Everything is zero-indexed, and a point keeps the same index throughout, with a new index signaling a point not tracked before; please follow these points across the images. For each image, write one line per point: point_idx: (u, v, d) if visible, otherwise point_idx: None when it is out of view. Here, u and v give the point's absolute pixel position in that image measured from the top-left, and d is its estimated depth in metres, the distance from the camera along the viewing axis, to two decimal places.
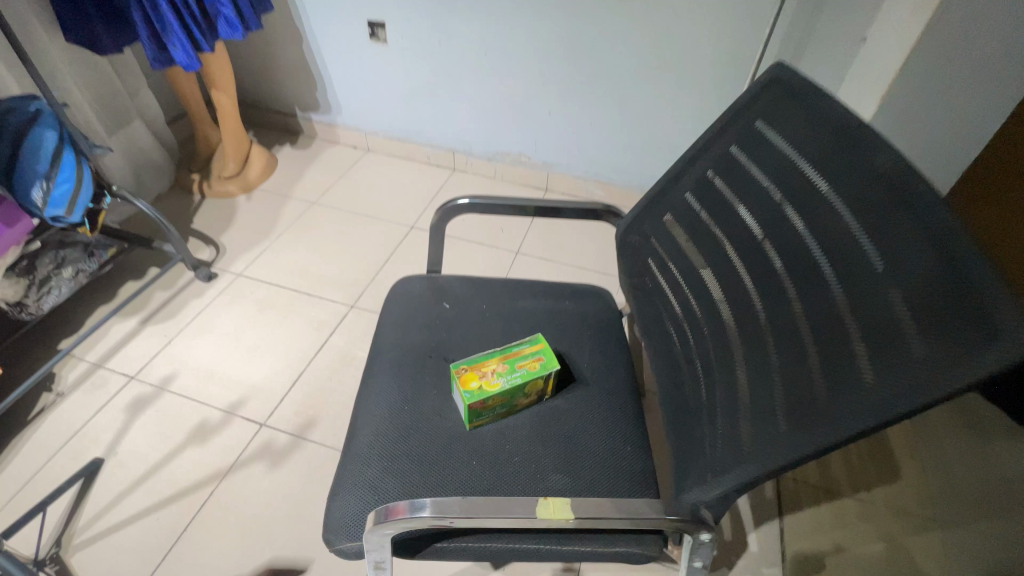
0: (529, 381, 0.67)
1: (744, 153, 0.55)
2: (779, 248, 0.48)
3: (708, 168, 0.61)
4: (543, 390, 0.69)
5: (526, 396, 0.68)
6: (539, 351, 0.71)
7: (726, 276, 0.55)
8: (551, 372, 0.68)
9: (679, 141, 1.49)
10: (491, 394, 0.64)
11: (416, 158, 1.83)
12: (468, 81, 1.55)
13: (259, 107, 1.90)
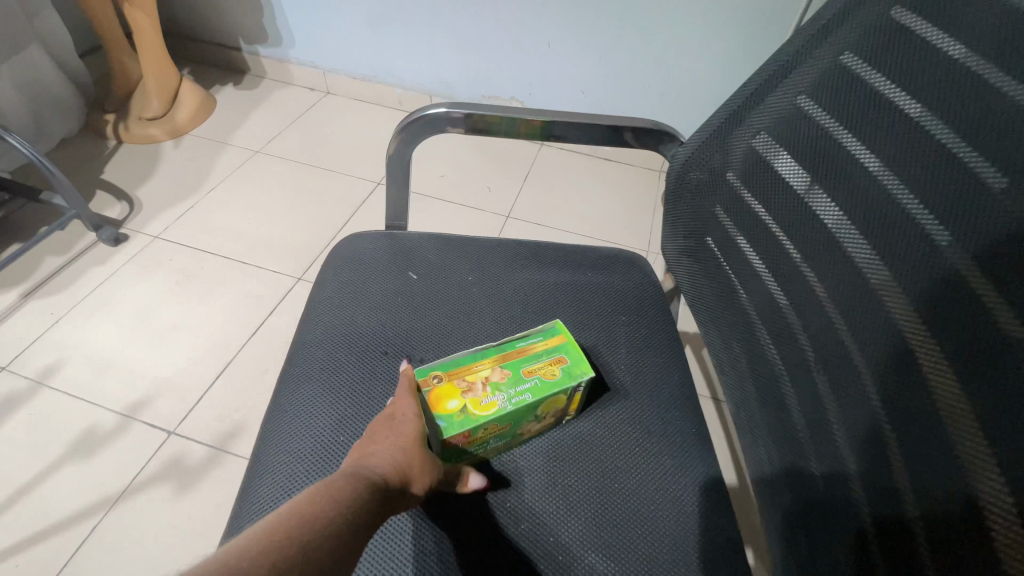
0: (545, 398, 0.43)
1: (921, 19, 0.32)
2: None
3: (840, 58, 0.37)
4: (564, 410, 0.45)
5: (538, 421, 0.45)
6: (556, 349, 0.48)
7: (876, 207, 0.34)
8: (579, 385, 0.44)
9: (704, 86, 1.24)
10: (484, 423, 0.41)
11: (386, 104, 1.54)
12: (449, 3, 1.26)
13: (194, 38, 1.56)
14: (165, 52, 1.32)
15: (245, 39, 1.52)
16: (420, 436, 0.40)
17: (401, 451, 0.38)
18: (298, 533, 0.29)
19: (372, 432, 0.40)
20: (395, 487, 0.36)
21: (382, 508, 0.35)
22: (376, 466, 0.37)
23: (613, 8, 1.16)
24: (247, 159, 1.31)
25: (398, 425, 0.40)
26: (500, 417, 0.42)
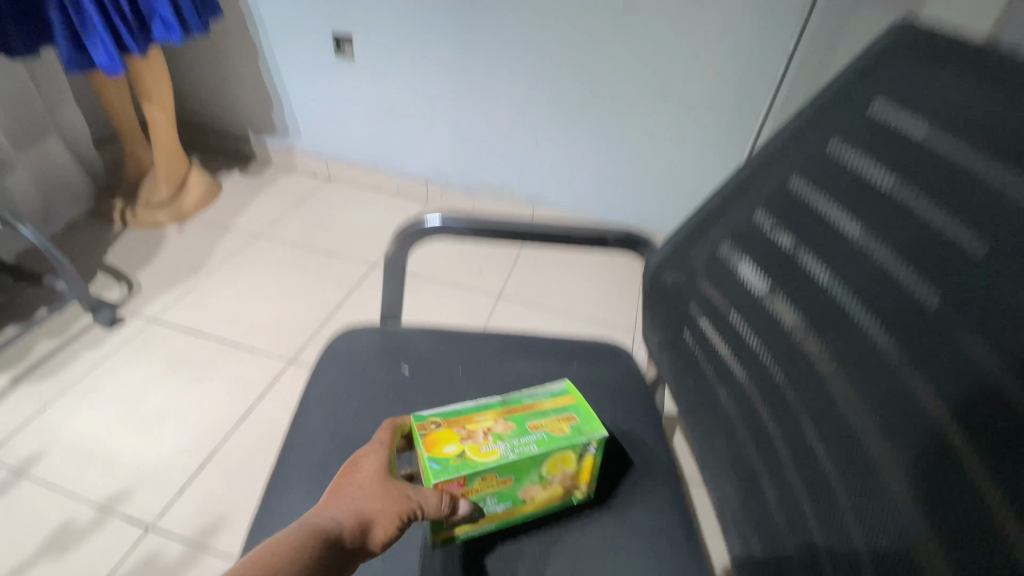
0: (557, 452, 0.45)
1: (852, 152, 0.38)
2: (947, 287, 0.30)
3: (788, 177, 0.43)
4: (572, 480, 0.46)
5: (542, 486, 0.46)
6: (577, 409, 0.50)
7: (828, 312, 0.38)
8: (593, 448, 0.46)
9: (682, 176, 1.32)
10: (475, 461, 0.43)
11: (384, 190, 1.62)
12: (446, 103, 1.38)
13: (206, 130, 1.67)
14: (177, 144, 1.40)
15: (254, 131, 1.63)
16: (379, 472, 0.42)
17: (359, 492, 0.40)
18: None
19: (335, 481, 0.41)
20: (352, 530, 0.37)
21: (337, 552, 0.35)
22: (336, 510, 0.38)
23: (594, 107, 1.28)
24: (246, 245, 1.35)
25: (362, 467, 0.42)
26: (495, 458, 0.43)
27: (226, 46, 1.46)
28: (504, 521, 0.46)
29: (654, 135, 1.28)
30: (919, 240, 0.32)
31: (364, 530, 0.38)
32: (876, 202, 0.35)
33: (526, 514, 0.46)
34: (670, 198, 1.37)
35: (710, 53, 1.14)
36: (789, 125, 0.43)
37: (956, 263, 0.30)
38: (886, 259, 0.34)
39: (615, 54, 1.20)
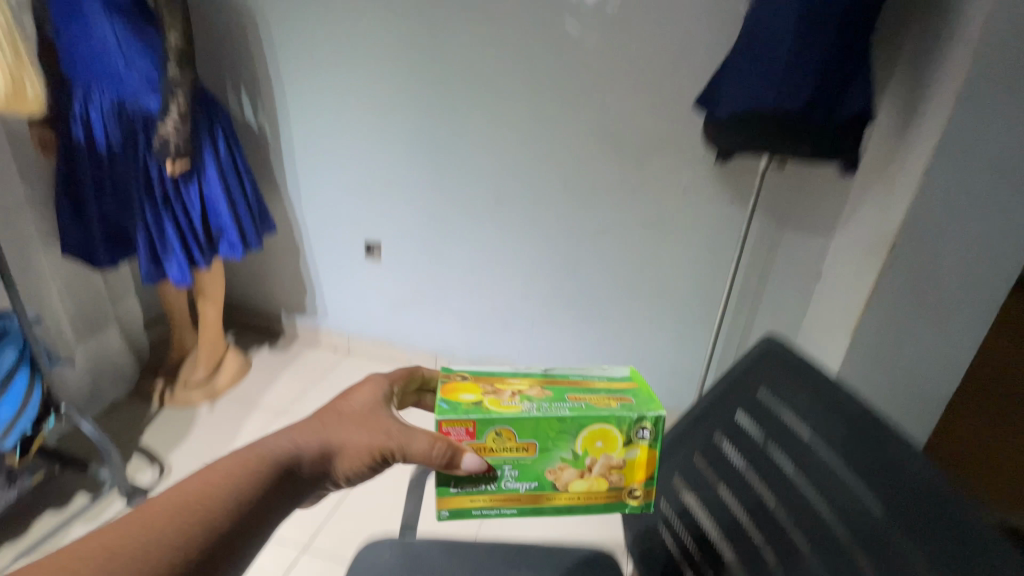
0: (601, 427, 0.56)
1: (754, 425, 0.55)
2: (821, 547, 0.46)
3: (714, 433, 0.59)
4: (616, 472, 0.58)
5: (562, 463, 0.57)
6: (628, 387, 0.61)
7: (750, 551, 0.52)
8: (646, 433, 0.57)
9: (662, 355, 1.51)
10: (493, 419, 0.55)
11: (397, 362, 1.80)
12: (455, 294, 1.63)
13: (243, 309, 1.90)
14: (220, 329, 1.61)
15: (285, 311, 1.86)
16: (357, 411, 0.55)
17: (335, 425, 0.53)
18: (235, 486, 0.45)
19: (321, 411, 0.55)
20: (325, 449, 0.51)
21: (306, 469, 0.50)
22: (337, 426, 0.53)
23: (580, 300, 1.51)
24: (271, 423, 1.50)
25: (347, 403, 0.56)
26: (518, 421, 0.55)
27: (272, 248, 1.76)
28: (529, 501, 0.59)
29: (634, 322, 1.49)
30: (856, 456, 0.45)
31: (350, 451, 0.52)
32: (821, 425, 0.48)
33: (557, 499, 0.59)
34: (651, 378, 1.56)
35: (672, 263, 1.39)
36: (711, 392, 0.61)
37: (839, 489, 0.46)
38: (836, 468, 0.46)
39: (595, 262, 1.45)
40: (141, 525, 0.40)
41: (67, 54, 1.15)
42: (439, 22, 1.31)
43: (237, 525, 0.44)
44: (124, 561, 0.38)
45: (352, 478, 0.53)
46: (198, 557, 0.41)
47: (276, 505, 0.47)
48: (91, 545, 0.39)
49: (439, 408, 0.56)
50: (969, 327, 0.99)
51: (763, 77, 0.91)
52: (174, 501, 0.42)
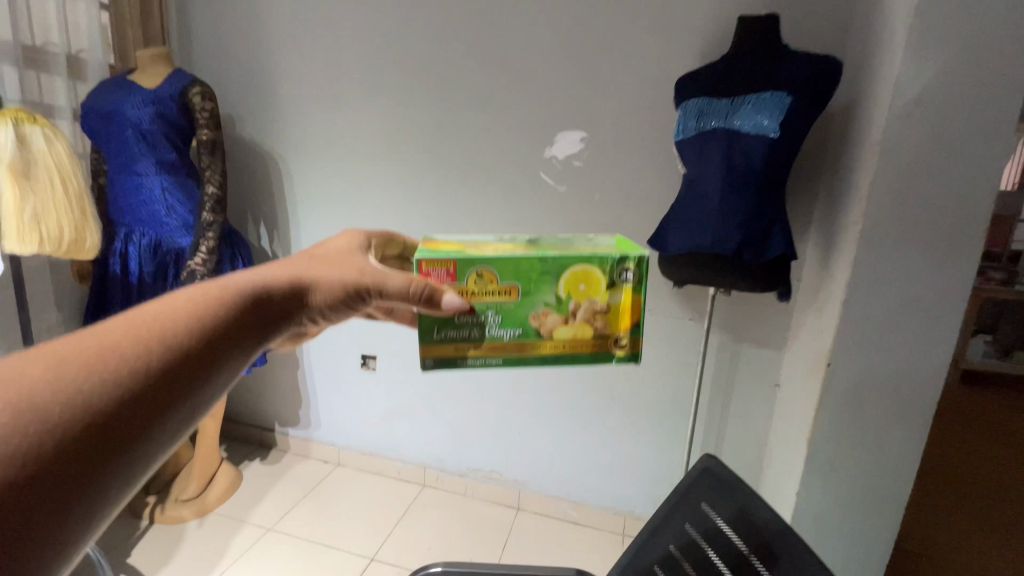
0: (583, 269, 0.59)
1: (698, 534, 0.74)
2: None
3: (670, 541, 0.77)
4: (601, 318, 0.60)
5: (544, 306, 0.60)
6: (612, 246, 0.65)
7: None
8: (630, 276, 0.60)
9: (641, 462, 1.59)
10: (472, 258, 0.58)
11: (387, 473, 1.85)
12: (444, 406, 1.73)
13: (239, 422, 2.01)
14: (216, 445, 1.70)
15: (280, 423, 1.95)
16: (327, 255, 0.59)
17: (306, 263, 0.57)
18: (206, 300, 0.45)
19: (290, 259, 0.58)
20: (299, 278, 0.54)
21: (280, 295, 0.51)
22: (310, 266, 0.56)
23: (561, 410, 1.62)
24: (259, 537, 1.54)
25: (317, 253, 0.60)
26: (499, 262, 0.58)
27: (274, 362, 1.88)
28: (515, 351, 0.60)
29: (611, 431, 1.60)
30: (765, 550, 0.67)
31: (325, 288, 0.55)
32: (735, 520, 0.70)
33: (542, 348, 0.60)
34: (633, 487, 1.63)
35: (643, 376, 1.52)
36: (666, 506, 0.80)
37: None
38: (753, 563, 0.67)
39: (573, 376, 1.58)
40: (117, 332, 0.39)
41: (118, 201, 1.42)
42: (435, 171, 1.55)
43: (219, 337, 0.44)
44: (106, 359, 0.37)
45: (329, 313, 0.55)
46: (182, 357, 0.40)
47: (254, 319, 0.47)
48: (63, 348, 0.37)
49: (417, 253, 0.59)
50: (909, 438, 1.08)
51: (699, 227, 1.11)
52: (145, 313, 0.41)
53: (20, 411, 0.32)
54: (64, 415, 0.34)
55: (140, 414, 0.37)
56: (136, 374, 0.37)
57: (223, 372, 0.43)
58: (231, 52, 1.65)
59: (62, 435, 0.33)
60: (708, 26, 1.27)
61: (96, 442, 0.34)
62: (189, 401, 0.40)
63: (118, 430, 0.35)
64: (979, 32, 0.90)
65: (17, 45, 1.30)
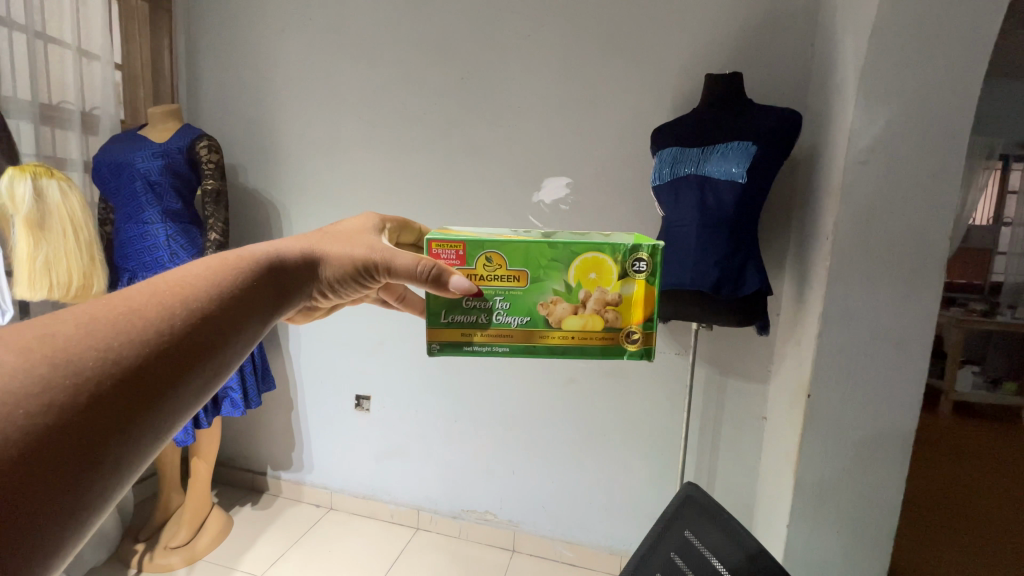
0: (595, 256, 0.63)
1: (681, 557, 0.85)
2: None
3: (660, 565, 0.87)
4: (611, 310, 0.63)
5: (553, 295, 0.64)
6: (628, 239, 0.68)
7: None
8: (643, 267, 0.63)
9: (635, 499, 1.60)
10: (483, 242, 0.63)
11: (379, 516, 1.83)
12: (438, 446, 1.74)
13: (231, 466, 1.99)
14: (208, 490, 1.69)
15: (272, 466, 1.94)
16: (334, 233, 0.67)
17: (314, 239, 0.64)
18: (224, 269, 0.51)
19: (301, 234, 0.65)
20: (308, 252, 0.61)
21: (291, 266, 0.58)
22: (318, 245, 0.63)
23: (554, 447, 1.64)
24: None
25: (326, 230, 0.67)
26: (510, 247, 0.63)
27: (269, 403, 1.89)
28: (522, 338, 0.65)
29: (604, 468, 1.61)
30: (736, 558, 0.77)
31: (331, 266, 0.62)
32: (711, 539, 0.81)
33: (550, 337, 0.65)
34: (628, 525, 1.62)
35: (633, 411, 1.55)
36: (656, 532, 0.91)
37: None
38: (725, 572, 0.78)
39: (564, 412, 1.61)
40: (152, 291, 0.45)
41: (123, 248, 1.47)
42: (429, 215, 1.63)
43: (239, 300, 0.50)
44: (144, 312, 0.42)
45: (335, 284, 0.62)
46: (208, 314, 0.46)
47: (269, 284, 0.54)
48: (105, 303, 0.42)
49: (429, 235, 0.65)
50: (893, 468, 1.10)
51: (680, 267, 1.18)
52: (174, 278, 0.47)
53: (75, 350, 0.37)
54: (114, 354, 0.39)
55: (176, 358, 0.42)
56: (172, 324, 0.43)
57: (244, 329, 0.49)
58: (237, 107, 1.75)
59: (112, 370, 0.38)
60: (681, 81, 1.38)
61: (141, 379, 0.39)
62: (216, 352, 0.45)
63: (159, 369, 0.40)
64: (920, 87, 0.99)
65: (37, 103, 1.39)
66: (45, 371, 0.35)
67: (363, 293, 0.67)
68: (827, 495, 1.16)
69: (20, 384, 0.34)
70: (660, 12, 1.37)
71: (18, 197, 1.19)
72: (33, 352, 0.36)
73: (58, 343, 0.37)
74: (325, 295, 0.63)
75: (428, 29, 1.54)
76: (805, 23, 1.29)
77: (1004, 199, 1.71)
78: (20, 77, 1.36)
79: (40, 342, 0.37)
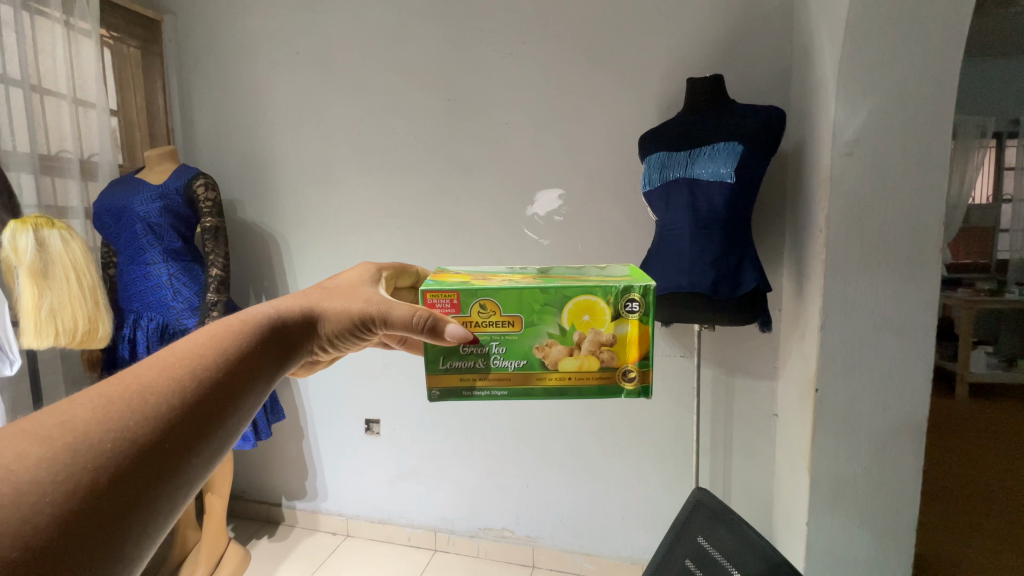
0: (587, 299, 0.62)
1: (695, 564, 0.84)
2: None
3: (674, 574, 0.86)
4: (607, 349, 0.63)
5: (548, 339, 0.63)
6: (622, 278, 0.68)
7: None
8: (636, 306, 0.62)
9: (651, 505, 1.58)
10: (477, 290, 0.62)
11: (396, 540, 1.82)
12: (451, 466, 1.73)
13: (245, 499, 1.99)
14: (224, 525, 1.69)
15: (286, 497, 1.94)
16: (333, 288, 0.67)
17: (313, 297, 0.65)
18: (230, 336, 0.51)
19: (301, 293, 0.66)
20: (307, 311, 0.61)
21: (293, 326, 0.59)
22: (318, 301, 0.63)
23: (566, 459, 1.63)
24: None
25: (324, 285, 0.68)
26: (503, 294, 0.62)
27: (280, 433, 1.90)
28: (520, 382, 0.64)
29: (619, 476, 1.60)
30: (743, 557, 0.77)
31: (331, 321, 0.62)
32: (723, 542, 0.82)
33: (548, 379, 0.64)
34: (648, 534, 1.60)
35: (642, 417, 1.54)
36: (671, 541, 0.91)
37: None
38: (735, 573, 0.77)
39: (574, 423, 1.60)
40: (161, 365, 0.45)
41: (127, 290, 1.50)
42: (425, 235, 1.65)
43: (247, 365, 0.50)
44: (157, 388, 0.43)
45: (337, 338, 0.63)
46: (217, 382, 0.46)
47: (272, 346, 0.54)
48: (117, 382, 0.42)
49: (424, 285, 0.64)
50: (907, 457, 1.09)
51: (676, 270, 1.18)
52: (180, 349, 0.47)
53: (94, 432, 0.38)
54: (130, 434, 0.39)
55: (190, 430, 0.42)
56: (184, 396, 0.43)
57: (252, 393, 0.49)
58: (231, 143, 1.78)
59: (130, 449, 0.38)
60: (664, 87, 1.40)
61: (157, 455, 0.39)
62: (226, 419, 0.46)
63: (174, 443, 0.41)
64: (900, 76, 1.00)
65: (35, 156, 1.43)
66: (65, 460, 0.36)
67: (364, 344, 0.67)
68: (843, 488, 1.14)
69: (44, 474, 0.34)
70: (638, 21, 1.39)
71: (20, 249, 1.21)
72: (54, 440, 0.36)
73: (77, 427, 0.38)
74: (327, 349, 0.64)
75: (412, 55, 1.57)
76: (783, 21, 1.30)
77: (1000, 176, 1.71)
78: (18, 132, 1.39)
79: (61, 429, 0.37)
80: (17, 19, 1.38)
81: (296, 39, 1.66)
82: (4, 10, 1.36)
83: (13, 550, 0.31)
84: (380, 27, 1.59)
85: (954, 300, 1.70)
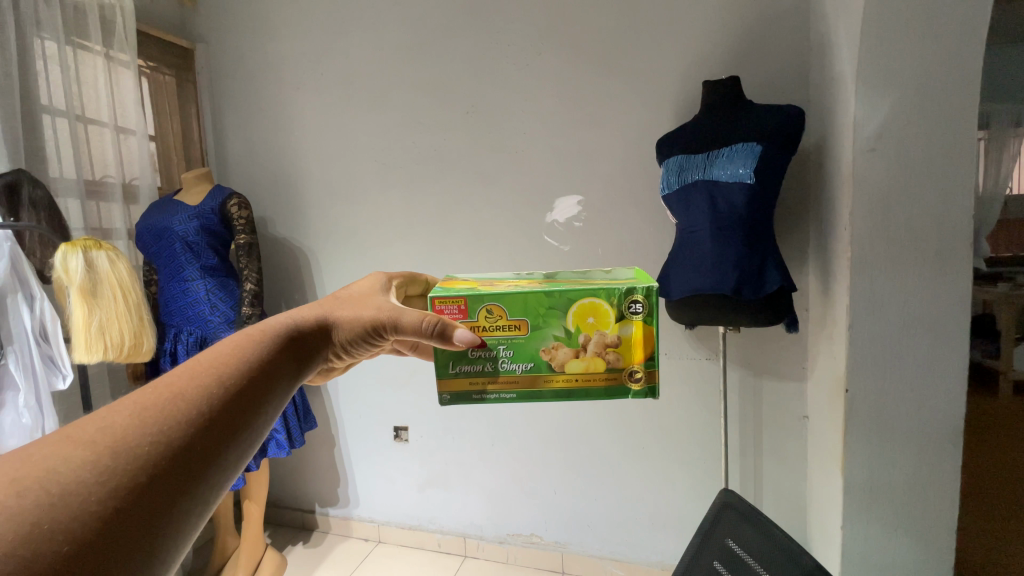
0: (591, 302, 0.64)
1: (724, 565, 0.84)
2: None
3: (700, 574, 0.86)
4: (612, 351, 0.64)
5: (553, 342, 0.65)
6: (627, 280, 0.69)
7: None
8: (639, 308, 0.64)
9: (681, 509, 1.57)
10: (483, 296, 0.65)
11: (427, 546, 1.85)
12: (478, 471, 1.75)
13: (280, 505, 2.05)
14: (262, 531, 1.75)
15: (319, 503, 1.99)
16: (345, 297, 0.71)
17: (325, 306, 0.68)
18: (248, 346, 0.54)
19: (316, 302, 0.69)
20: (320, 321, 0.64)
21: (307, 336, 0.61)
22: (332, 311, 0.66)
23: (593, 466, 1.63)
24: None
25: (339, 294, 0.71)
26: (508, 299, 0.64)
27: (313, 441, 1.95)
28: (527, 384, 0.66)
29: (648, 480, 1.59)
30: (774, 560, 0.77)
31: (345, 329, 0.65)
32: (753, 544, 0.81)
33: (554, 381, 0.65)
34: (678, 538, 1.59)
35: (667, 420, 1.54)
36: (699, 540, 0.91)
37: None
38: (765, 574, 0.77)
39: (599, 428, 1.61)
40: (190, 374, 0.48)
41: (169, 305, 1.58)
42: (449, 246, 1.68)
43: (267, 372, 0.53)
44: (187, 394, 0.46)
45: (351, 345, 0.66)
46: (241, 387, 0.49)
47: (286, 354, 0.57)
48: (151, 391, 0.46)
49: (434, 292, 0.67)
50: (944, 458, 1.07)
51: (697, 273, 1.19)
52: (207, 359, 0.51)
53: (132, 436, 0.40)
54: (165, 437, 0.42)
55: (217, 435, 0.45)
56: (211, 402, 0.46)
57: (272, 400, 0.52)
58: (262, 163, 1.86)
59: (164, 451, 0.41)
60: (680, 90, 1.40)
61: (189, 457, 0.42)
62: (250, 424, 0.49)
63: (204, 448, 0.44)
64: (920, 71, 0.99)
65: (81, 181, 1.52)
66: (108, 461, 0.38)
67: (377, 350, 0.70)
68: (879, 490, 1.11)
69: (89, 474, 0.37)
70: (651, 26, 1.41)
71: (70, 270, 1.28)
72: (96, 445, 0.39)
73: (116, 432, 0.40)
74: (342, 356, 0.67)
75: (431, 70, 1.62)
76: (800, 19, 1.30)
77: None
78: (66, 160, 1.48)
79: (102, 434, 0.40)
80: (62, 53, 1.47)
81: (320, 60, 1.73)
82: (50, 45, 1.44)
83: (63, 545, 0.34)
84: (400, 44, 1.64)
85: (993, 296, 1.61)
